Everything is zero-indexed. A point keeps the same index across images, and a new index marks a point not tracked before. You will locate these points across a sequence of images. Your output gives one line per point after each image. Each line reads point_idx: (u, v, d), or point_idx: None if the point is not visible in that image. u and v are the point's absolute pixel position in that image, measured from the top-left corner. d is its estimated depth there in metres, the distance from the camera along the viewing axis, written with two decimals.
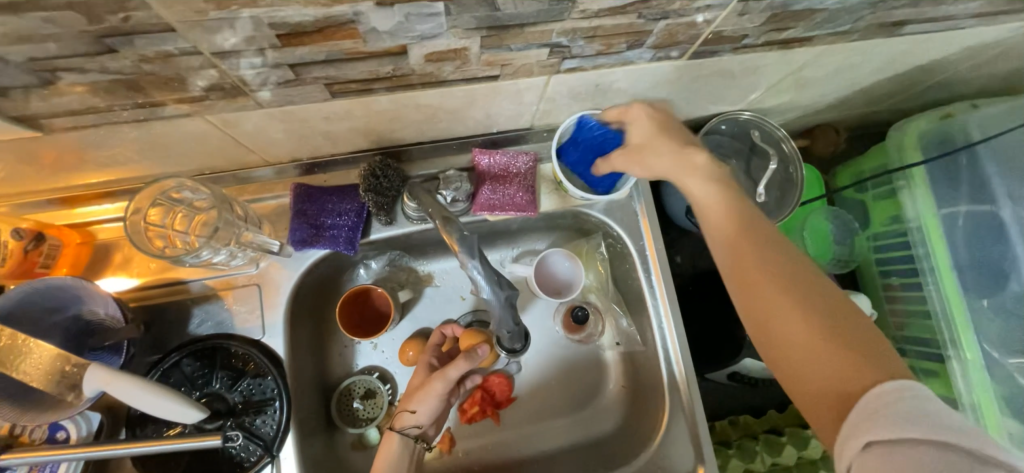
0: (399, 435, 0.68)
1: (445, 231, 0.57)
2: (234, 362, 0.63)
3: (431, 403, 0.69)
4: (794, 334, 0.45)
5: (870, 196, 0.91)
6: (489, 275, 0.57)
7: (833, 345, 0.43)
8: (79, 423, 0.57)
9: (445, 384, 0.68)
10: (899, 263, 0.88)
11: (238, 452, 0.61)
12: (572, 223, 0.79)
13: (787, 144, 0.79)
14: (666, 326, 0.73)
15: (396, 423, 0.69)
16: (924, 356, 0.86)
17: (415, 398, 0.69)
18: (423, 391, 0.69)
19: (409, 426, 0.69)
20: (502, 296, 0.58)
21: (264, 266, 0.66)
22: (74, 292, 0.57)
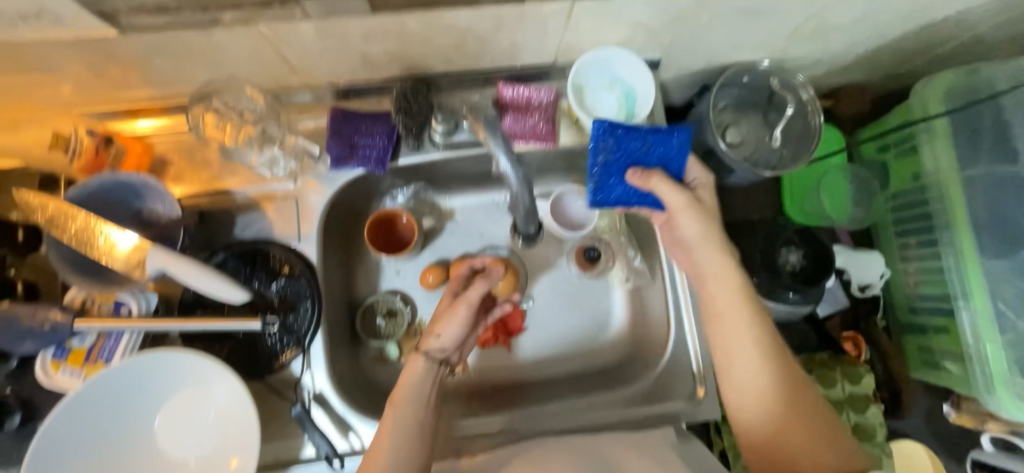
0: (427, 358, 0.66)
1: (473, 118, 0.64)
2: (272, 265, 0.70)
3: (460, 327, 0.68)
4: (792, 436, 0.57)
5: (892, 155, 0.91)
6: (509, 151, 0.62)
7: (810, 432, 0.57)
8: (138, 300, 0.64)
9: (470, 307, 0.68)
10: (915, 221, 0.88)
11: (275, 344, 0.68)
12: (589, 163, 0.83)
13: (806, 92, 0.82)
14: (673, 261, 0.77)
15: (422, 347, 0.67)
16: (934, 313, 0.87)
17: (444, 323, 0.68)
18: (449, 313, 0.68)
19: (436, 349, 0.67)
20: (518, 173, 0.63)
21: (300, 183, 0.72)
22: (139, 187, 0.64)
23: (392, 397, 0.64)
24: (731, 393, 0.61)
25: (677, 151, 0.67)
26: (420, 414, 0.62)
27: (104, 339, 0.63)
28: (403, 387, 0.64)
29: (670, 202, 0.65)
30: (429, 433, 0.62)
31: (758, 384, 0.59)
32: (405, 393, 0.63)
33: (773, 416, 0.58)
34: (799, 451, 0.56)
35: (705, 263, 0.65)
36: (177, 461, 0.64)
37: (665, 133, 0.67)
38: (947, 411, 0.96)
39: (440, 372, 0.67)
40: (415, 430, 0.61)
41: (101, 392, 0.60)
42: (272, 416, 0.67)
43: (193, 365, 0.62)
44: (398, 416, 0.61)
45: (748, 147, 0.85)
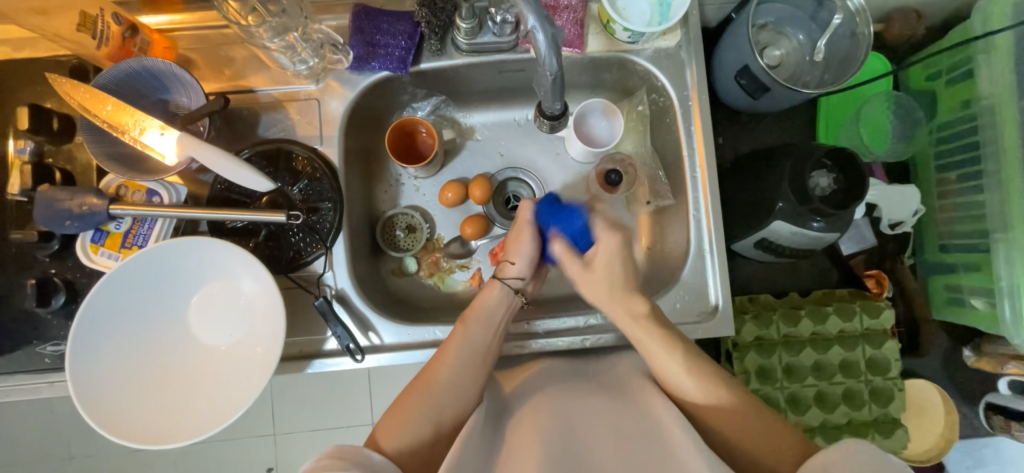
0: (501, 284, 0.69)
1: None
2: (295, 166, 0.70)
3: (530, 258, 0.71)
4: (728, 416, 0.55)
5: (943, 84, 0.86)
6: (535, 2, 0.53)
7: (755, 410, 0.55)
8: (169, 191, 0.65)
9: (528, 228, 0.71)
10: (961, 153, 0.83)
11: (298, 242, 0.69)
12: (617, 79, 0.79)
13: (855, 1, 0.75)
14: (699, 180, 0.73)
15: (499, 274, 0.71)
16: (967, 249, 0.84)
17: (512, 251, 0.71)
18: (520, 241, 0.71)
19: (512, 276, 0.71)
20: (546, 29, 0.54)
21: (323, 85, 0.71)
22: (167, 80, 0.64)
23: (467, 311, 0.67)
24: (664, 382, 0.60)
25: (562, 220, 0.71)
26: (488, 334, 0.65)
27: (138, 226, 0.65)
28: (478, 308, 0.67)
29: (603, 243, 0.67)
30: (493, 352, 0.64)
31: (692, 393, 0.57)
32: (479, 314, 0.66)
33: (710, 401, 0.56)
34: (733, 424, 0.55)
35: (599, 292, 0.66)
36: (210, 345, 0.67)
37: (562, 207, 0.71)
38: (968, 356, 0.93)
39: (515, 300, 0.70)
40: (482, 347, 0.63)
41: (138, 276, 0.62)
42: (299, 311, 0.69)
43: (222, 254, 0.64)
44: (468, 332, 0.63)
45: (786, 71, 0.83)
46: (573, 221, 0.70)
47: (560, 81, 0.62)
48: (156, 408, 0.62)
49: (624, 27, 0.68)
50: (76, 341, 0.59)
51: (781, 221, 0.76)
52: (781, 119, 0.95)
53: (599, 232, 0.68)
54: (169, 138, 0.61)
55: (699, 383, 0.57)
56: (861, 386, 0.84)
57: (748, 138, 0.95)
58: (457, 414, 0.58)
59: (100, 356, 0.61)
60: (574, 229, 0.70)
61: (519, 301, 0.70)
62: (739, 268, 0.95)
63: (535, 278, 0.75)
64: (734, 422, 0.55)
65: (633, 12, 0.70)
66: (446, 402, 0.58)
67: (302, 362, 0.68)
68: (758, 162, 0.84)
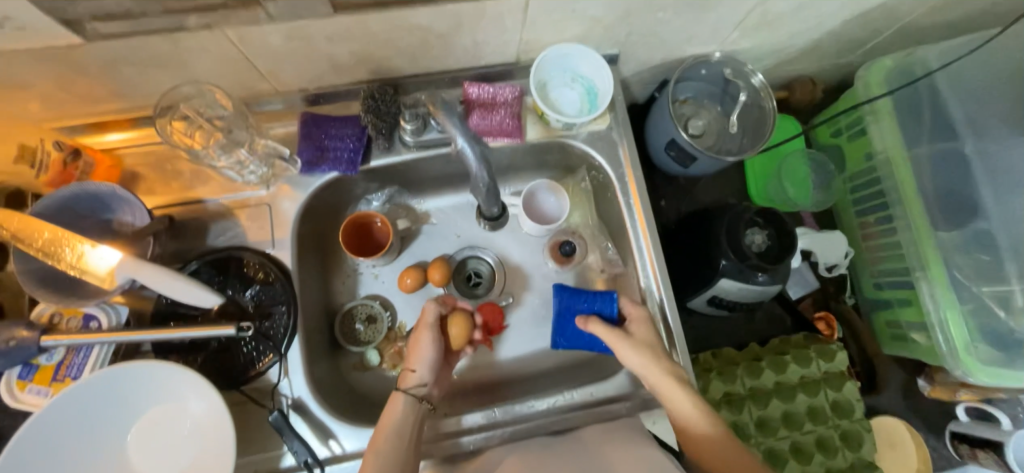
0: (404, 393, 0.67)
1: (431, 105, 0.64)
2: (245, 272, 0.69)
3: (433, 362, 0.70)
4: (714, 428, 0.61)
5: (846, 139, 0.96)
6: (466, 129, 0.63)
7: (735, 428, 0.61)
8: (109, 313, 0.63)
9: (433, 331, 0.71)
10: (872, 199, 0.92)
11: (250, 352, 0.67)
12: (559, 159, 0.85)
13: (757, 79, 0.85)
14: (645, 252, 0.77)
15: (401, 384, 0.68)
16: (897, 286, 0.90)
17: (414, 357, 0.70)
18: (420, 346, 0.70)
19: (414, 385, 0.68)
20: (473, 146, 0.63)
21: (274, 189, 0.73)
22: (110, 200, 0.64)
23: (373, 435, 0.63)
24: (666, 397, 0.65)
25: (600, 301, 0.75)
26: (398, 445, 0.62)
27: (72, 355, 0.61)
28: (384, 428, 0.63)
29: (635, 314, 0.72)
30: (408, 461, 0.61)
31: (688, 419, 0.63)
32: (382, 431, 0.62)
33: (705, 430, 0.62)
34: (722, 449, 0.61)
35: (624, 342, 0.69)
36: None
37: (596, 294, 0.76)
38: (923, 386, 0.97)
39: (421, 408, 0.67)
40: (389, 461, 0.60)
41: (67, 412, 0.58)
42: (251, 425, 0.65)
43: (166, 376, 0.61)
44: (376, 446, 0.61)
45: (710, 139, 0.91)
46: (610, 303, 0.74)
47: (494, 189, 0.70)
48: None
49: (557, 119, 0.74)
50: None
51: (725, 279, 0.80)
52: (716, 179, 1.03)
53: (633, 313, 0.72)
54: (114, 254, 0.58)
55: (697, 407, 0.63)
56: (832, 432, 0.85)
57: (689, 198, 1.02)
58: None
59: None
60: (613, 311, 0.74)
61: (421, 408, 0.67)
62: (699, 323, 0.98)
63: (439, 384, 0.73)
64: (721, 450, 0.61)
65: (563, 105, 0.77)
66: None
67: None
68: (699, 222, 0.90)
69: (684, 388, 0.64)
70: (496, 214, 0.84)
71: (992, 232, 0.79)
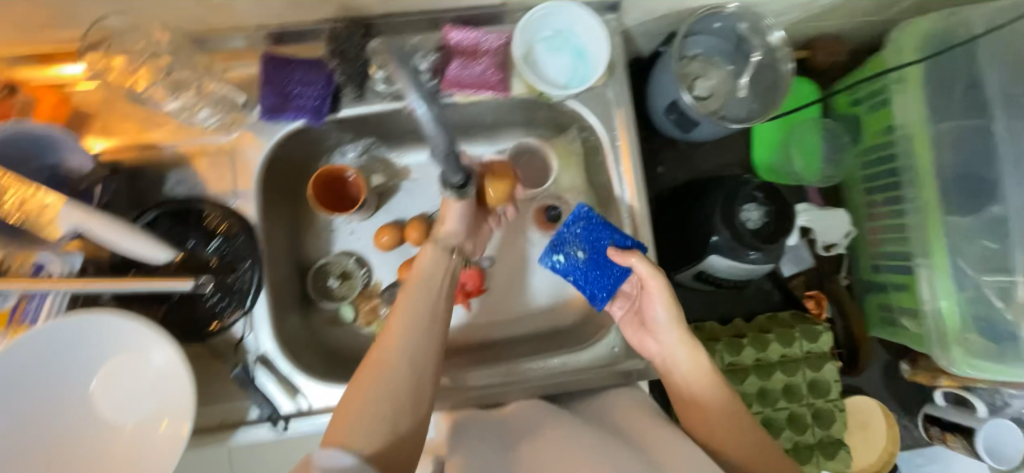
0: (442, 252, 0.64)
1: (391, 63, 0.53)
2: (208, 224, 0.66)
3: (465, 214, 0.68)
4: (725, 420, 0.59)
5: (865, 110, 0.88)
6: (420, 88, 0.50)
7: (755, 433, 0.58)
8: (61, 262, 0.61)
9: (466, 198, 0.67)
10: (884, 177, 0.85)
11: (214, 306, 0.65)
12: (550, 117, 0.78)
13: (783, 53, 0.77)
14: (631, 218, 0.73)
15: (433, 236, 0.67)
16: (896, 270, 0.85)
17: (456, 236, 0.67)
18: (446, 201, 0.68)
19: (448, 236, 0.67)
20: (428, 107, 0.51)
21: (236, 136, 0.67)
22: (50, 140, 0.59)
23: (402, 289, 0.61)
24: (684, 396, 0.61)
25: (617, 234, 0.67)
26: (432, 299, 0.60)
27: (26, 301, 0.59)
28: (417, 272, 0.62)
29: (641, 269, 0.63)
30: (441, 341, 0.58)
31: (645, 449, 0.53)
32: (417, 277, 0.61)
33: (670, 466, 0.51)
34: (724, 438, 0.58)
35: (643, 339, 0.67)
36: (113, 423, 0.62)
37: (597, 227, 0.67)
38: (904, 369, 0.96)
39: (452, 259, 0.65)
40: (418, 354, 0.55)
41: (27, 360, 0.58)
42: (214, 379, 0.65)
43: (126, 328, 0.59)
44: (408, 322, 0.56)
45: (716, 103, 0.83)
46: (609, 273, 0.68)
47: (451, 152, 0.58)
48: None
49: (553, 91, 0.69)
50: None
51: (715, 255, 0.76)
52: (719, 146, 0.97)
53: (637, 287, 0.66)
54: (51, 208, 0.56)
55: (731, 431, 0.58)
56: (805, 410, 0.85)
57: (688, 165, 0.97)
58: None
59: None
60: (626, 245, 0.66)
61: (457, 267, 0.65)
62: (685, 295, 0.96)
63: (473, 240, 0.72)
64: (723, 437, 0.58)
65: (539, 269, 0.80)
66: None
67: (222, 434, 0.64)
68: (691, 197, 0.85)
69: (722, 420, 0.59)
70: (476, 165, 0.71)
71: (1008, 220, 0.73)
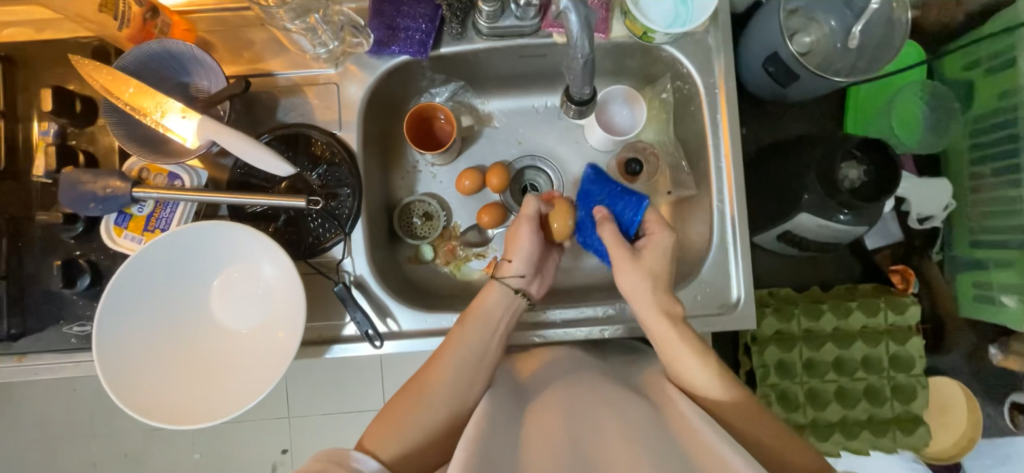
0: (506, 285, 0.67)
1: None
2: (314, 151, 0.70)
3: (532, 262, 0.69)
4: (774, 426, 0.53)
5: (981, 73, 0.82)
6: None
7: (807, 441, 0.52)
8: (190, 174, 0.66)
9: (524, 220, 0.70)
10: (998, 146, 0.80)
11: (317, 228, 0.69)
12: (641, 65, 0.77)
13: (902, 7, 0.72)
14: (724, 169, 0.71)
15: (498, 273, 0.68)
16: (1000, 245, 0.82)
17: (523, 263, 0.69)
18: (518, 239, 0.70)
19: (513, 275, 0.68)
20: (579, 10, 0.54)
21: (343, 69, 0.71)
22: (186, 61, 0.64)
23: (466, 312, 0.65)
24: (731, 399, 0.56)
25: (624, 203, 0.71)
26: (485, 338, 0.62)
27: (161, 209, 0.65)
28: (478, 306, 0.64)
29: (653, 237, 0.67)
30: (493, 355, 0.62)
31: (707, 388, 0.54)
32: (479, 314, 0.64)
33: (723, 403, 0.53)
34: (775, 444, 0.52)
35: (636, 291, 0.64)
36: (232, 328, 0.67)
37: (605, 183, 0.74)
38: (993, 354, 0.92)
39: (518, 298, 0.67)
40: (474, 351, 0.61)
41: (163, 260, 0.63)
42: (315, 296, 0.69)
43: (244, 239, 0.64)
44: (470, 333, 0.62)
45: (817, 58, 0.79)
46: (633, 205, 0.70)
47: (592, 60, 0.60)
48: (185, 398, 0.63)
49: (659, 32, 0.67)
50: (99, 348, 0.59)
51: (806, 213, 0.74)
52: (809, 109, 0.93)
53: (654, 226, 0.68)
54: (190, 121, 0.61)
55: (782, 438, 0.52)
56: (884, 383, 0.83)
57: (773, 128, 0.93)
58: (456, 407, 0.58)
59: (120, 357, 0.61)
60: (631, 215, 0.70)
61: (524, 302, 0.68)
62: (759, 261, 0.94)
63: (540, 277, 0.71)
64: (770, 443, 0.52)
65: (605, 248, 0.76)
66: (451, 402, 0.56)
67: (320, 347, 0.68)
68: (780, 156, 0.82)
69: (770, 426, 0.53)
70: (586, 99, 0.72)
71: None
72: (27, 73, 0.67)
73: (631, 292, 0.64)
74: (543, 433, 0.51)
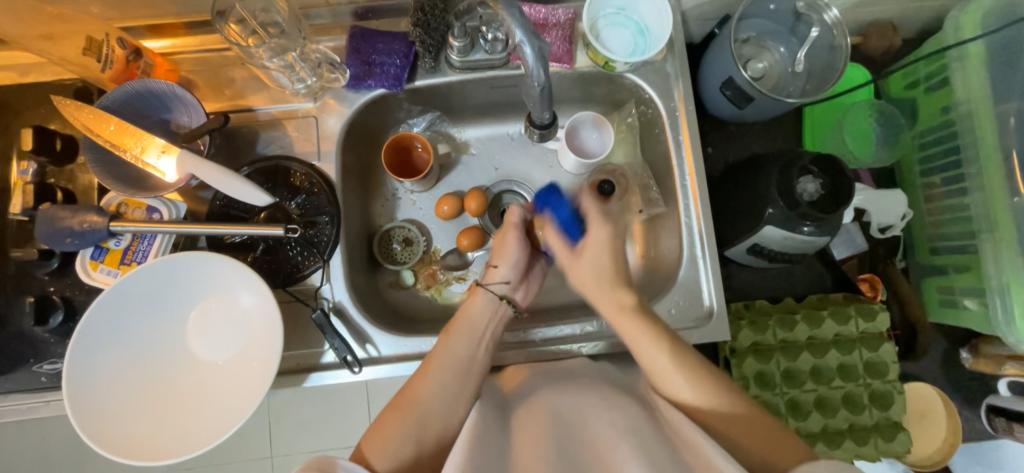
0: (489, 292, 0.69)
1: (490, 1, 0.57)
2: (293, 181, 0.72)
3: (518, 268, 0.72)
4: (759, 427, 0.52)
5: (922, 91, 0.89)
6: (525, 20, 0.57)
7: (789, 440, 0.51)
8: (169, 207, 0.67)
9: (513, 229, 0.72)
10: (943, 157, 0.86)
11: (296, 256, 0.70)
12: (607, 92, 0.82)
13: (841, 31, 0.77)
14: (688, 185, 0.75)
15: (483, 280, 0.71)
16: (954, 250, 0.86)
17: (508, 271, 0.71)
18: (506, 246, 0.72)
19: (497, 282, 0.71)
20: (532, 44, 0.58)
21: (321, 103, 0.73)
22: (167, 99, 0.66)
23: (452, 318, 0.67)
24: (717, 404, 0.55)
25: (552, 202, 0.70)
26: (472, 348, 0.63)
27: (138, 242, 0.66)
28: (462, 317, 0.66)
29: (593, 235, 0.68)
30: (481, 366, 0.62)
31: (677, 390, 0.56)
32: (464, 323, 0.65)
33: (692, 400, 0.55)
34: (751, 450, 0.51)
35: (587, 282, 0.67)
36: (206, 360, 0.67)
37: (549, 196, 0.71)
38: (965, 358, 0.94)
39: (501, 306, 0.69)
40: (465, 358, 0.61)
41: (138, 293, 0.63)
42: (293, 324, 0.69)
43: (222, 269, 0.64)
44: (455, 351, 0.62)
45: (770, 81, 0.85)
46: (562, 207, 0.70)
47: (549, 87, 0.64)
48: (173, 436, 0.62)
49: (623, 63, 0.72)
50: (68, 382, 0.59)
51: (770, 226, 0.77)
52: (769, 129, 0.98)
53: (592, 219, 0.69)
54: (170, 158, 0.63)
55: (764, 444, 0.51)
56: (861, 390, 0.84)
57: (737, 148, 0.98)
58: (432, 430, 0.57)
59: (100, 421, 0.60)
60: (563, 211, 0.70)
61: (509, 309, 0.70)
62: (733, 275, 0.96)
63: (526, 286, 0.74)
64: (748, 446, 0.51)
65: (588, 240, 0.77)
66: (433, 418, 0.57)
67: (299, 376, 0.68)
68: (744, 173, 0.86)
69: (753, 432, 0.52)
70: (548, 122, 0.75)
71: None
72: (8, 114, 0.69)
73: (585, 286, 0.68)
74: (531, 438, 0.52)
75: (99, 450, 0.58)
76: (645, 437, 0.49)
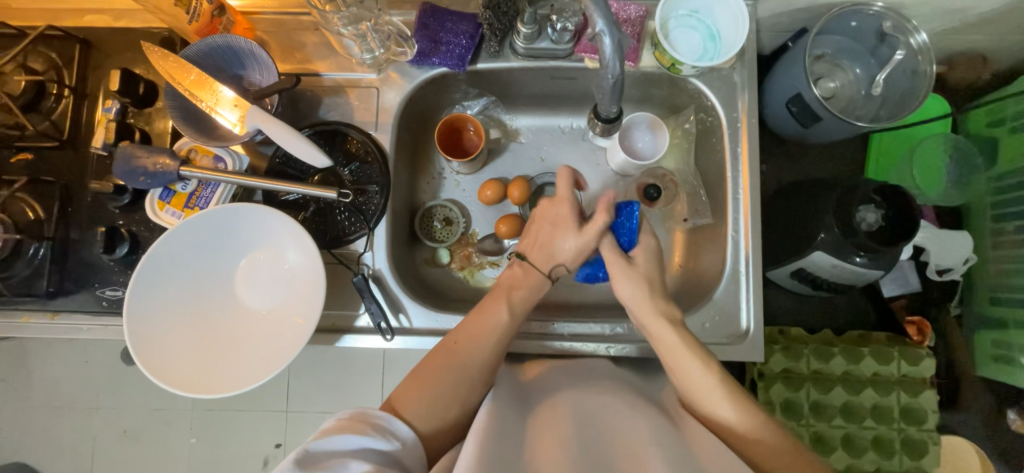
0: (546, 277, 0.70)
1: None
2: (349, 148, 0.74)
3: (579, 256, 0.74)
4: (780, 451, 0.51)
5: (1006, 131, 0.84)
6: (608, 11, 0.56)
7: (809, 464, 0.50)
8: (234, 159, 0.70)
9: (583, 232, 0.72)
10: (1020, 204, 0.80)
11: (344, 220, 0.73)
12: (667, 95, 0.80)
13: (926, 58, 0.73)
14: (741, 199, 0.73)
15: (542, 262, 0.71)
16: (1018, 304, 0.81)
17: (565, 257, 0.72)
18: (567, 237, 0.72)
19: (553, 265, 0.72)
20: (613, 34, 0.57)
21: (384, 75, 0.75)
22: (243, 56, 0.69)
23: (505, 291, 0.67)
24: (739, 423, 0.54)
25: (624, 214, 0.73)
26: (521, 325, 0.64)
27: (202, 188, 0.70)
28: (518, 293, 0.67)
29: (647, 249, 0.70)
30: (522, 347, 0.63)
31: (706, 405, 0.55)
32: (518, 299, 0.66)
33: (719, 416, 0.54)
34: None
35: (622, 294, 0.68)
36: (251, 306, 0.70)
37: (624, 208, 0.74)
38: (1010, 418, 0.88)
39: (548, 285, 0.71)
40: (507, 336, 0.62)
41: (197, 236, 0.67)
42: (333, 285, 0.72)
43: (275, 224, 0.67)
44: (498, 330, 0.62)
45: (840, 103, 0.81)
46: (632, 216, 0.73)
47: (621, 82, 0.63)
48: (215, 373, 0.65)
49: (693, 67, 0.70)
50: (129, 310, 0.63)
51: (820, 252, 0.74)
52: (829, 153, 0.94)
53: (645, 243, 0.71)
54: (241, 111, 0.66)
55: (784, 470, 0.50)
56: (894, 435, 0.81)
57: (792, 168, 0.95)
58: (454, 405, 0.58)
59: (157, 364, 0.63)
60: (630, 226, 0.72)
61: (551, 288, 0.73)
62: (770, 298, 0.93)
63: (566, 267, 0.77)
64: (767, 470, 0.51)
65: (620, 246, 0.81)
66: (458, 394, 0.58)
67: (332, 335, 0.70)
68: (798, 194, 0.83)
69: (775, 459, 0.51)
70: (613, 118, 0.75)
71: None
72: (100, 54, 0.73)
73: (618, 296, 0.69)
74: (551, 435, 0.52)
75: (179, 391, 0.62)
76: (670, 448, 0.49)
